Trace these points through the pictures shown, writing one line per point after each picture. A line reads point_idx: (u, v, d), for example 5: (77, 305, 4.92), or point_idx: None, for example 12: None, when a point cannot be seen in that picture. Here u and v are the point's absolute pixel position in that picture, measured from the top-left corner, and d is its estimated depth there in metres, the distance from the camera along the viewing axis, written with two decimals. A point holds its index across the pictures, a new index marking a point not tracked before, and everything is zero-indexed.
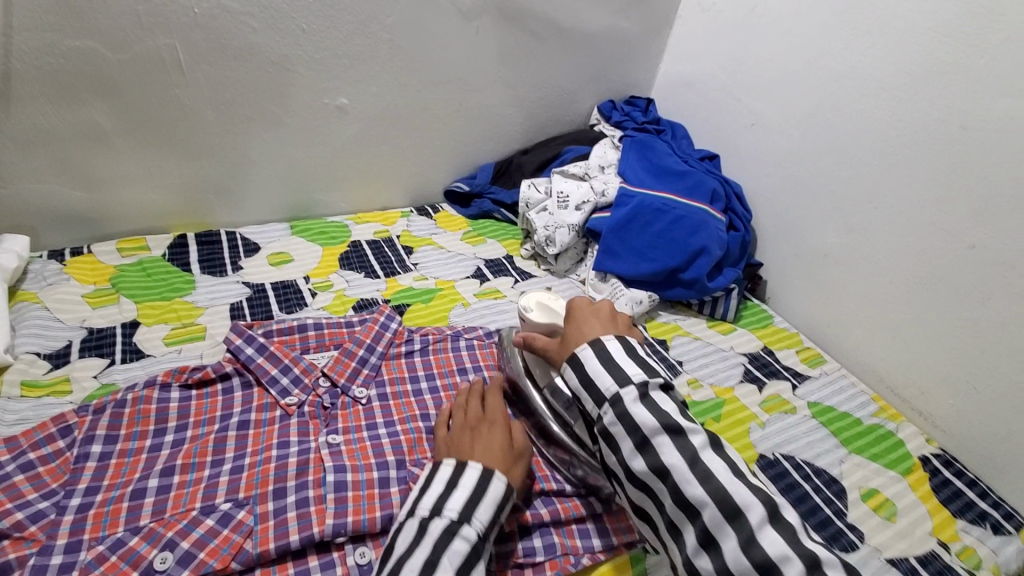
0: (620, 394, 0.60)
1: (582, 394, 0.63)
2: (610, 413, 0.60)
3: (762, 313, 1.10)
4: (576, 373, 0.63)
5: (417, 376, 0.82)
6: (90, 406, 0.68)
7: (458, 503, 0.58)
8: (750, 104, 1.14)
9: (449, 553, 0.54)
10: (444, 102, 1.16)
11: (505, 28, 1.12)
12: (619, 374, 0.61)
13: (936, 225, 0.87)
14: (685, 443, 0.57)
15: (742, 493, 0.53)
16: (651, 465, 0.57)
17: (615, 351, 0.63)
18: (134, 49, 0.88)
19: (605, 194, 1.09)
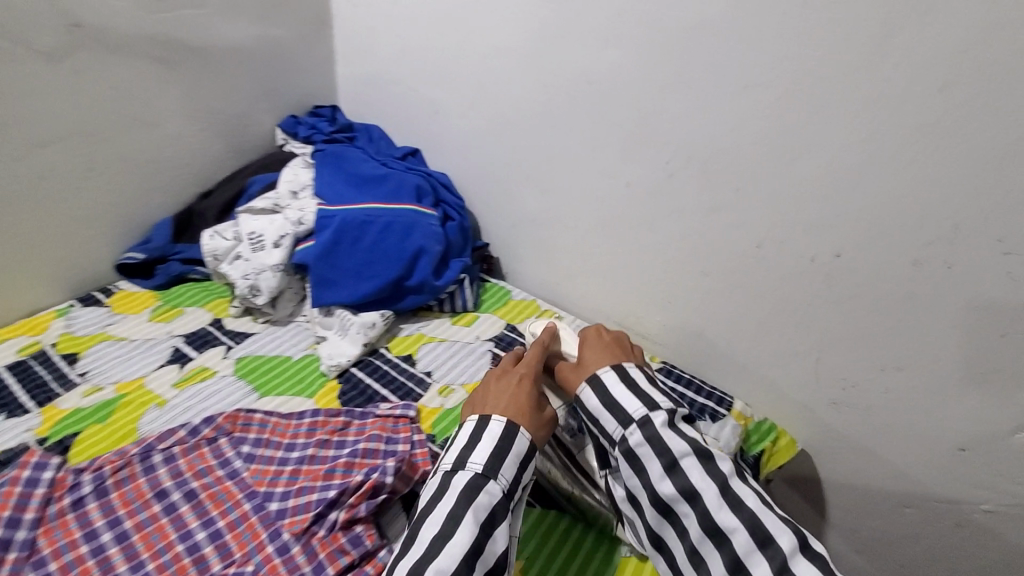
0: (650, 416, 0.62)
1: (603, 415, 0.65)
2: (638, 433, 0.62)
3: (501, 290, 1.12)
4: (600, 397, 0.66)
5: (93, 531, 0.64)
6: None
7: (482, 458, 0.60)
8: (427, 93, 1.13)
9: (474, 510, 0.56)
10: (62, 164, 0.92)
11: (112, 60, 0.92)
12: (647, 397, 0.64)
13: (600, 173, 0.95)
14: (715, 469, 0.59)
15: (774, 522, 0.56)
16: (679, 486, 0.59)
17: (638, 376, 0.67)
18: None
19: (303, 221, 0.97)
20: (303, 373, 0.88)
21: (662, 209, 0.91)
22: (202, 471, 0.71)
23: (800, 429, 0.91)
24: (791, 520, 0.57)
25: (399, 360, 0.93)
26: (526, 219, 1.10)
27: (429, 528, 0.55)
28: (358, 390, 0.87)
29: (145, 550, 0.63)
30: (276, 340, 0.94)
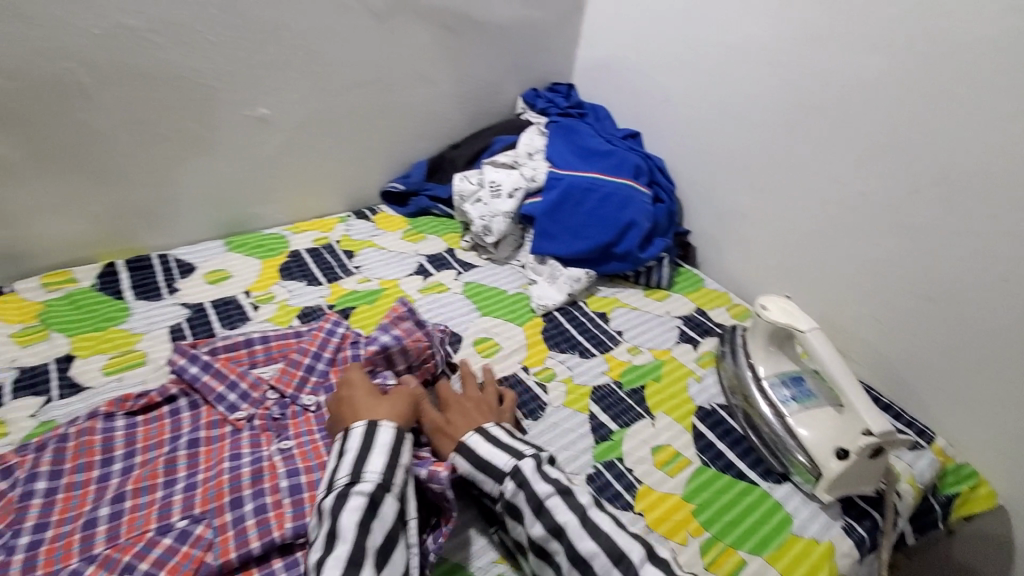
0: (518, 466, 0.65)
1: (479, 476, 0.67)
2: (511, 485, 0.64)
3: (693, 277, 1.17)
4: (482, 436, 0.69)
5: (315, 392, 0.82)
6: (31, 445, 0.70)
7: (377, 462, 0.62)
8: (664, 82, 1.20)
9: (350, 516, 0.57)
10: (368, 104, 1.15)
11: (420, 24, 1.12)
12: (512, 449, 0.67)
13: (829, 176, 0.95)
14: (576, 502, 0.63)
15: (625, 539, 0.60)
16: (549, 527, 0.61)
17: (500, 432, 0.70)
18: (31, 74, 0.83)
19: (535, 179, 1.12)
20: (516, 305, 1.03)
21: (895, 224, 0.89)
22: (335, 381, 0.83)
23: (1010, 485, 0.84)
24: (639, 535, 0.61)
25: (594, 315, 1.03)
26: (736, 214, 1.13)
27: (313, 552, 0.57)
28: (558, 330, 0.99)
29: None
30: (495, 275, 1.10)
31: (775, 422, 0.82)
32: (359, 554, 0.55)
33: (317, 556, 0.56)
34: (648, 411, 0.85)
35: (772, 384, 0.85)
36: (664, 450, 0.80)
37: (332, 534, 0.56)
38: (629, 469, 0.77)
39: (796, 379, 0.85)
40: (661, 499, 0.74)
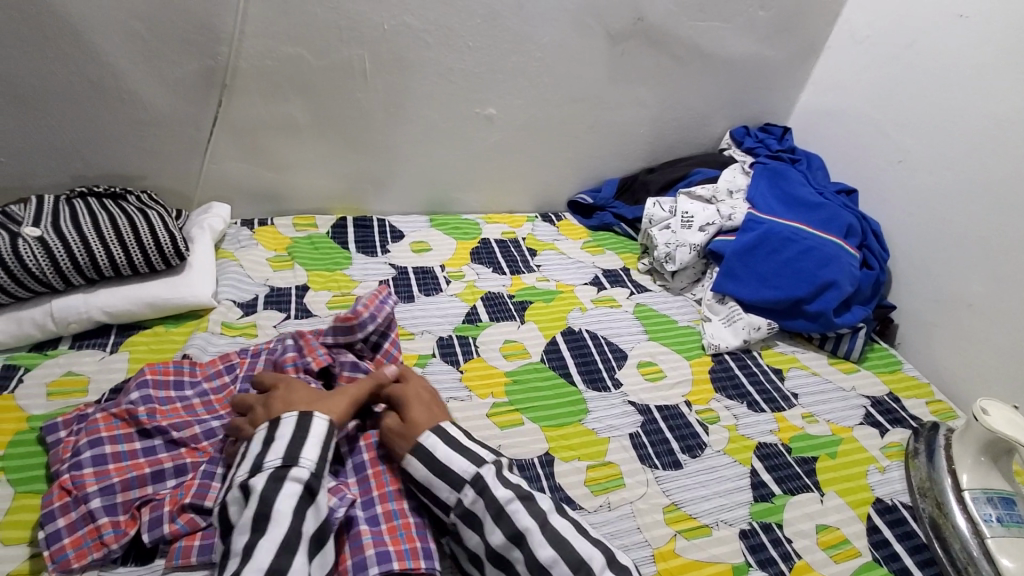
0: (479, 473, 0.62)
1: (434, 483, 0.63)
2: (469, 494, 0.61)
3: (889, 356, 1.05)
4: (440, 438, 0.64)
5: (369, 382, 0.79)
6: (248, 351, 0.82)
7: (280, 450, 0.59)
8: (900, 141, 1.10)
9: (285, 503, 0.55)
10: (581, 118, 1.21)
11: (649, 51, 1.16)
12: (473, 455, 0.64)
13: None
14: (536, 509, 0.61)
15: (585, 546, 0.60)
16: (508, 534, 0.60)
17: (455, 434, 0.66)
18: (332, 56, 1.01)
19: (732, 218, 1.10)
20: (685, 338, 1.01)
21: None
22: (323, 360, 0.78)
23: None
24: (601, 543, 0.61)
25: (768, 369, 0.97)
26: (961, 301, 1.01)
27: (240, 536, 0.54)
28: (727, 373, 0.95)
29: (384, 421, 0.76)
30: (669, 303, 1.09)
31: (971, 539, 0.72)
32: (292, 541, 0.54)
33: (246, 539, 0.53)
34: (817, 484, 0.79)
35: (973, 498, 0.75)
36: (830, 532, 0.74)
37: (265, 517, 0.54)
38: (788, 538, 0.72)
39: (1008, 501, 0.75)
40: None
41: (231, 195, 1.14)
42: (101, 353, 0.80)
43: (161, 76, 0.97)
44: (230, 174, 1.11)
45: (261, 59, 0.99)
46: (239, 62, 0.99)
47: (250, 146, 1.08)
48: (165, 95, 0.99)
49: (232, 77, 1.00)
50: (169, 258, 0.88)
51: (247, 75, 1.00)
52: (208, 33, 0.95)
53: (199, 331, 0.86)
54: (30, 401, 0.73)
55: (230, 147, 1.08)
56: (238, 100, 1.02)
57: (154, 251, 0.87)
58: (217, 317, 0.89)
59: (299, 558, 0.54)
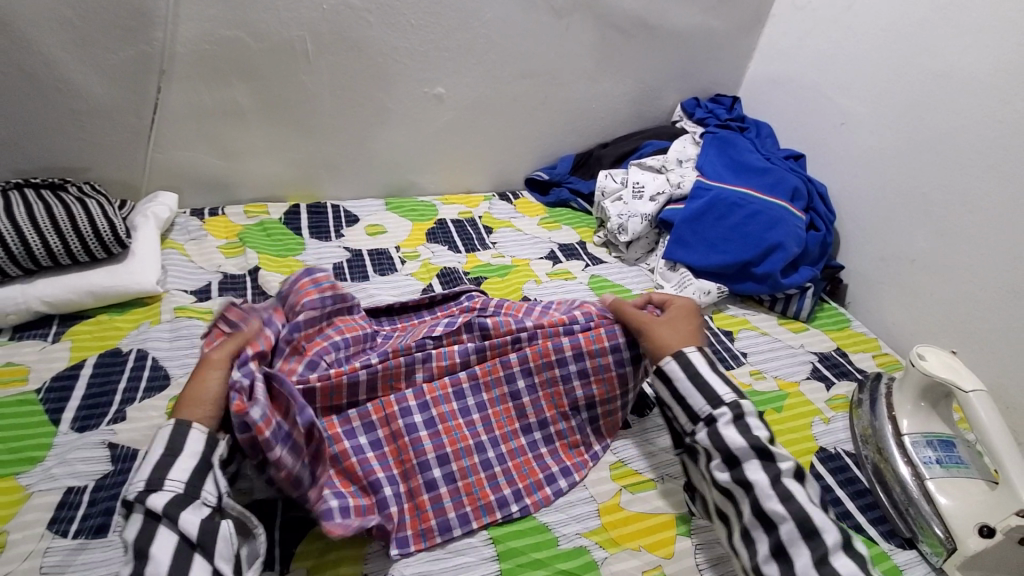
0: (713, 415, 0.64)
1: (673, 408, 0.67)
2: (702, 431, 0.64)
3: (839, 315, 1.08)
4: (681, 367, 0.67)
5: (467, 350, 0.72)
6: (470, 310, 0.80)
7: (146, 472, 0.53)
8: (841, 104, 1.12)
9: (130, 530, 0.50)
10: (532, 95, 1.21)
11: (594, 25, 1.16)
12: (709, 393, 0.65)
13: (1018, 229, 0.88)
14: (773, 464, 0.60)
15: (821, 516, 0.56)
16: (735, 477, 0.61)
17: (698, 364, 0.66)
18: (272, 38, 1.01)
19: (681, 186, 1.11)
20: None
21: None
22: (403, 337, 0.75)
23: None
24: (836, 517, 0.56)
25: (720, 331, 0.99)
26: (904, 257, 1.03)
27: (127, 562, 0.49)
28: None
29: (491, 354, 0.73)
30: (623, 273, 1.11)
31: (911, 483, 0.74)
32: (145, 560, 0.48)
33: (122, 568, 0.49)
34: None
35: (914, 443, 0.78)
36: None
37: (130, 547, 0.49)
38: None
39: (947, 443, 0.77)
40: None
41: (180, 184, 1.12)
42: (42, 344, 0.79)
43: (97, 64, 0.95)
44: (179, 162, 1.10)
45: (200, 43, 0.98)
46: (178, 48, 0.97)
47: (193, 133, 1.07)
48: (102, 82, 0.97)
49: (170, 63, 0.98)
50: (109, 245, 0.87)
51: (186, 60, 0.99)
52: (141, 18, 0.93)
53: (150, 322, 0.84)
54: None
55: (175, 135, 1.06)
56: (179, 86, 1.01)
57: (92, 239, 0.85)
58: (168, 303, 0.88)
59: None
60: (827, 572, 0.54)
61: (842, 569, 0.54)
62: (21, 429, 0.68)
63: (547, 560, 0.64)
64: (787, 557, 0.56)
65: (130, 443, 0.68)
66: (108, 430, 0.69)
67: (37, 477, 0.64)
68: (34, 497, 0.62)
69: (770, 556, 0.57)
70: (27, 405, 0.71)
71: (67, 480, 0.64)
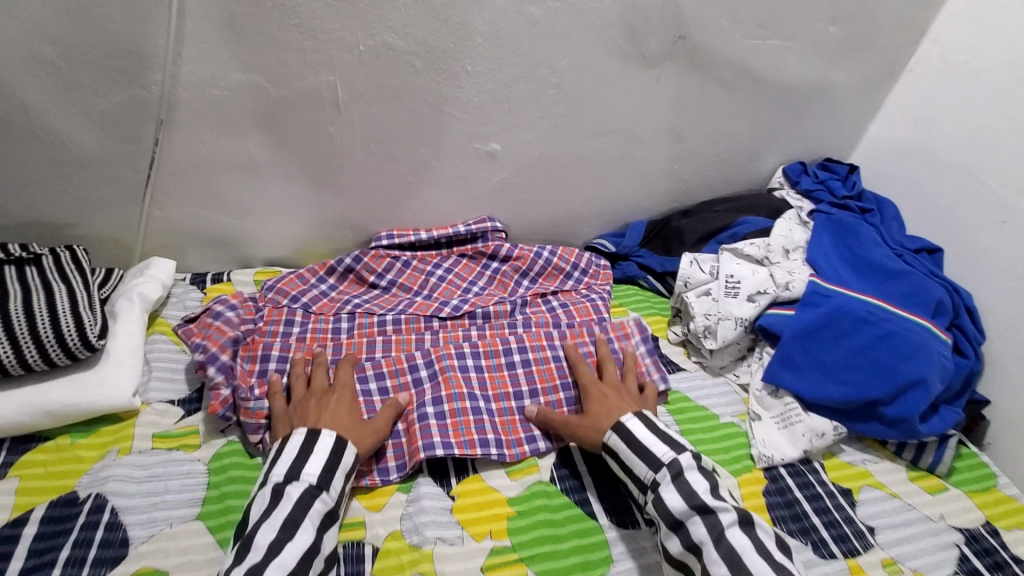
0: (655, 478, 0.67)
1: (624, 478, 0.70)
2: (650, 498, 0.67)
3: (983, 468, 0.84)
4: (622, 438, 0.71)
5: (534, 436, 0.77)
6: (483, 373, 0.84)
7: (318, 468, 0.63)
8: (1004, 196, 0.88)
9: (306, 514, 0.60)
10: (604, 154, 1.00)
11: (690, 76, 0.93)
12: (651, 458, 0.68)
13: None
14: (714, 521, 0.63)
15: (766, 573, 0.59)
16: (685, 543, 0.63)
17: (642, 436, 0.70)
18: (296, 84, 0.81)
19: (790, 287, 0.87)
20: (730, 443, 0.81)
21: None
22: (466, 443, 0.74)
23: None
24: (783, 571, 0.59)
25: (836, 491, 0.77)
26: None
27: (266, 533, 0.57)
28: (785, 500, 0.75)
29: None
30: (707, 389, 0.89)
31: None
32: (312, 553, 0.58)
33: (274, 536, 0.57)
34: None
35: None
36: None
37: (292, 523, 0.59)
38: None
39: None
40: None
41: (181, 243, 0.95)
42: None
43: (83, 109, 0.78)
44: (181, 220, 0.92)
45: (205, 88, 0.79)
46: (180, 92, 0.79)
47: (197, 188, 0.89)
48: (90, 130, 0.80)
49: (171, 110, 0.80)
50: (74, 352, 0.68)
51: (190, 106, 0.80)
52: (137, 58, 0.74)
53: (119, 452, 0.67)
54: None
55: (176, 190, 0.89)
56: (182, 136, 0.83)
57: (53, 346, 0.67)
58: (146, 425, 0.70)
59: (311, 571, 0.57)
60: None
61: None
62: None
63: None
64: None
65: None
66: None
67: None
68: None
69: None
70: None
71: None
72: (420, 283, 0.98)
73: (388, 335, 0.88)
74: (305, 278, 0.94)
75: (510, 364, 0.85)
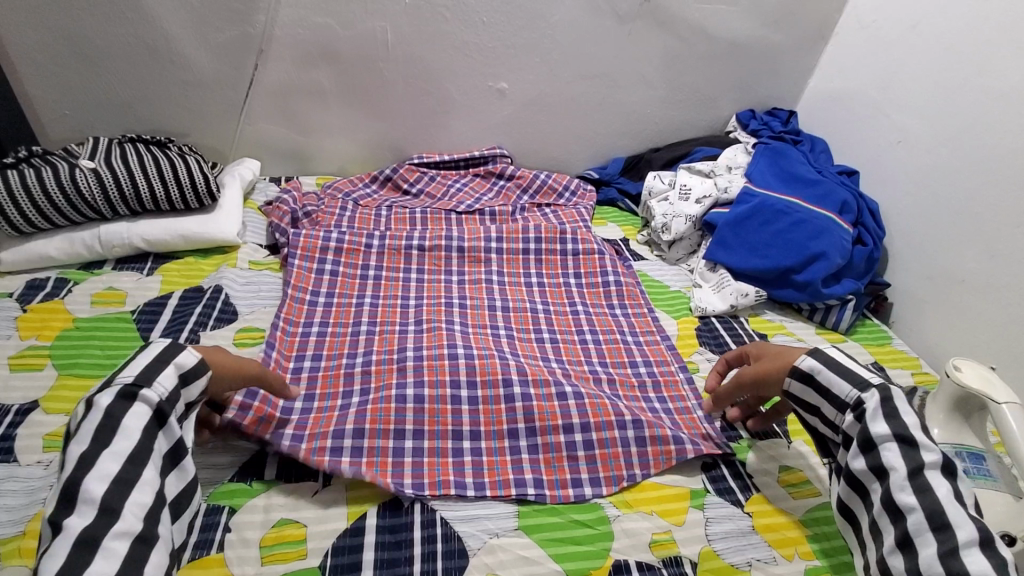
0: (863, 400, 0.61)
1: (818, 400, 0.66)
2: (850, 418, 0.63)
3: (881, 332, 1.06)
4: (820, 360, 0.66)
5: (535, 301, 1.01)
6: (527, 378, 0.80)
7: (136, 368, 0.55)
8: (900, 122, 1.12)
9: (133, 419, 0.52)
10: (590, 95, 1.27)
11: (656, 32, 1.20)
12: (857, 377, 0.63)
13: None
14: (916, 455, 0.58)
15: (959, 514, 0.53)
16: (872, 464, 0.60)
17: (844, 359, 0.66)
18: (357, 26, 1.10)
19: (728, 191, 1.13)
20: (675, 302, 1.06)
21: None
22: (479, 325, 0.93)
23: None
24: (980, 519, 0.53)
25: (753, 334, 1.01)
26: (954, 278, 1.01)
27: (76, 447, 0.50)
28: (712, 336, 0.99)
29: (552, 298, 1.02)
30: (664, 271, 1.14)
31: None
32: (143, 454, 0.52)
33: (81, 449, 0.50)
34: (787, 432, 0.81)
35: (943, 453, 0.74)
36: (793, 473, 0.75)
37: (110, 429, 0.51)
38: (750, 475, 0.75)
39: (977, 456, 0.74)
40: (776, 513, 0.70)
41: (262, 155, 1.25)
42: (138, 275, 0.90)
43: (205, 40, 1.08)
44: (263, 135, 1.22)
45: (294, 27, 1.09)
46: (276, 29, 1.09)
47: (279, 109, 1.19)
48: (208, 57, 1.10)
49: (268, 43, 1.10)
50: (201, 197, 0.97)
51: (281, 41, 1.10)
52: (247, 2, 1.05)
53: (228, 265, 0.94)
54: (76, 305, 0.83)
55: (263, 110, 1.18)
56: (273, 65, 1.13)
57: (189, 188, 0.96)
58: (244, 254, 0.98)
59: (145, 472, 0.52)
60: (954, 567, 0.52)
61: (971, 565, 0.51)
62: (115, 341, 0.78)
63: (563, 509, 0.68)
64: (913, 549, 0.55)
65: None
66: None
67: None
68: None
69: (896, 548, 0.57)
70: (122, 321, 0.81)
71: None
72: (442, 192, 1.24)
73: (417, 220, 1.15)
74: (355, 183, 1.22)
75: (561, 395, 0.78)
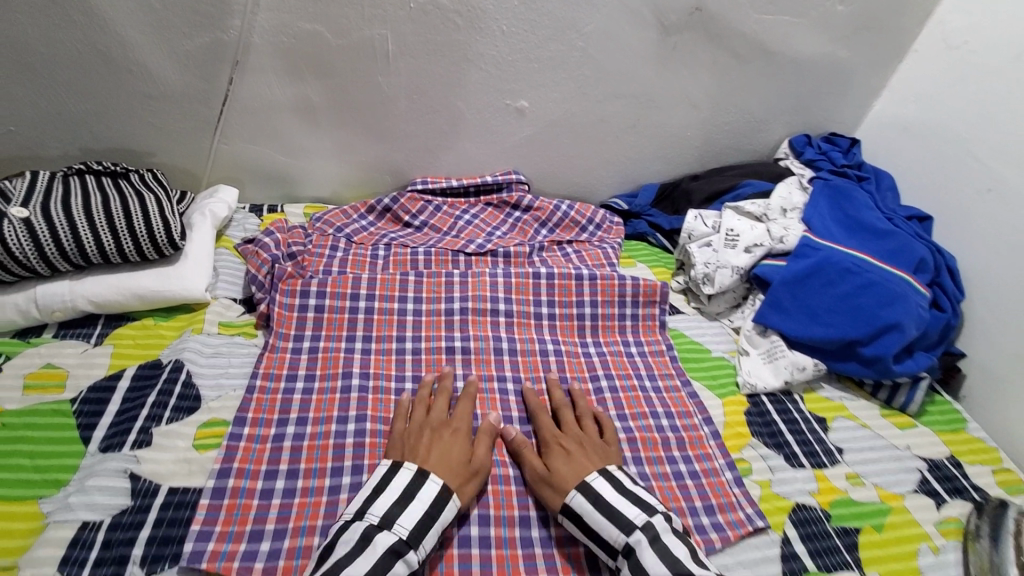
0: (630, 544, 0.62)
1: (593, 546, 0.65)
2: (625, 565, 0.62)
3: (954, 412, 0.92)
4: (587, 499, 0.66)
5: (552, 377, 0.87)
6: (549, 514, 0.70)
7: (411, 522, 0.60)
8: (992, 166, 0.95)
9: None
10: (623, 117, 1.09)
11: (705, 46, 1.02)
12: (621, 520, 0.63)
13: None
14: None
15: None
16: None
17: (608, 494, 0.66)
18: (352, 35, 0.92)
19: (783, 241, 0.97)
20: (720, 373, 0.92)
21: None
22: (489, 417, 0.80)
23: None
24: None
25: (811, 417, 0.87)
26: None
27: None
28: (764, 420, 0.85)
29: (571, 371, 0.88)
30: (703, 329, 0.99)
31: None
32: None
33: None
34: (859, 562, 0.70)
35: None
36: None
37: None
38: None
39: None
40: None
41: (242, 177, 1.08)
42: (84, 346, 0.75)
43: (171, 49, 0.90)
44: (243, 155, 1.05)
45: (276, 34, 0.91)
46: (254, 38, 0.91)
47: (260, 127, 1.01)
48: (175, 69, 0.92)
49: (245, 54, 0.92)
50: (162, 247, 0.81)
51: (261, 51, 0.92)
52: (219, 4, 0.87)
53: (193, 331, 0.79)
54: (4, 394, 0.68)
55: (241, 128, 1.01)
56: (252, 79, 0.95)
57: (146, 241, 0.80)
58: (214, 314, 0.83)
59: None
60: None
61: None
62: (53, 446, 0.64)
63: None
64: None
65: (152, 476, 0.64)
66: (129, 457, 0.64)
67: (57, 504, 0.59)
68: (47, 529, 0.57)
69: None
70: (59, 417, 0.67)
71: (81, 512, 0.59)
72: (449, 225, 1.08)
73: (419, 263, 0.99)
74: (349, 214, 1.06)
75: None
